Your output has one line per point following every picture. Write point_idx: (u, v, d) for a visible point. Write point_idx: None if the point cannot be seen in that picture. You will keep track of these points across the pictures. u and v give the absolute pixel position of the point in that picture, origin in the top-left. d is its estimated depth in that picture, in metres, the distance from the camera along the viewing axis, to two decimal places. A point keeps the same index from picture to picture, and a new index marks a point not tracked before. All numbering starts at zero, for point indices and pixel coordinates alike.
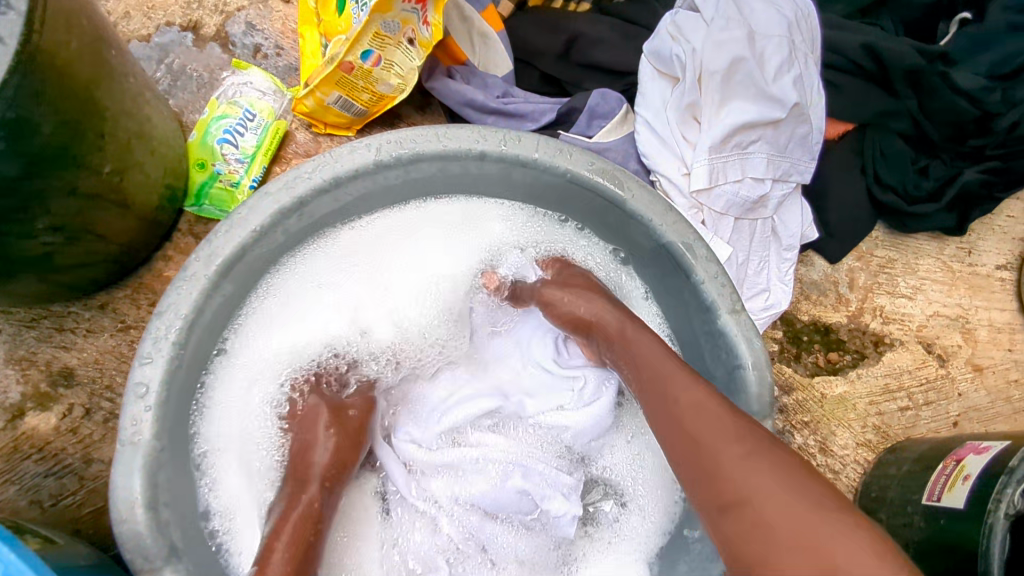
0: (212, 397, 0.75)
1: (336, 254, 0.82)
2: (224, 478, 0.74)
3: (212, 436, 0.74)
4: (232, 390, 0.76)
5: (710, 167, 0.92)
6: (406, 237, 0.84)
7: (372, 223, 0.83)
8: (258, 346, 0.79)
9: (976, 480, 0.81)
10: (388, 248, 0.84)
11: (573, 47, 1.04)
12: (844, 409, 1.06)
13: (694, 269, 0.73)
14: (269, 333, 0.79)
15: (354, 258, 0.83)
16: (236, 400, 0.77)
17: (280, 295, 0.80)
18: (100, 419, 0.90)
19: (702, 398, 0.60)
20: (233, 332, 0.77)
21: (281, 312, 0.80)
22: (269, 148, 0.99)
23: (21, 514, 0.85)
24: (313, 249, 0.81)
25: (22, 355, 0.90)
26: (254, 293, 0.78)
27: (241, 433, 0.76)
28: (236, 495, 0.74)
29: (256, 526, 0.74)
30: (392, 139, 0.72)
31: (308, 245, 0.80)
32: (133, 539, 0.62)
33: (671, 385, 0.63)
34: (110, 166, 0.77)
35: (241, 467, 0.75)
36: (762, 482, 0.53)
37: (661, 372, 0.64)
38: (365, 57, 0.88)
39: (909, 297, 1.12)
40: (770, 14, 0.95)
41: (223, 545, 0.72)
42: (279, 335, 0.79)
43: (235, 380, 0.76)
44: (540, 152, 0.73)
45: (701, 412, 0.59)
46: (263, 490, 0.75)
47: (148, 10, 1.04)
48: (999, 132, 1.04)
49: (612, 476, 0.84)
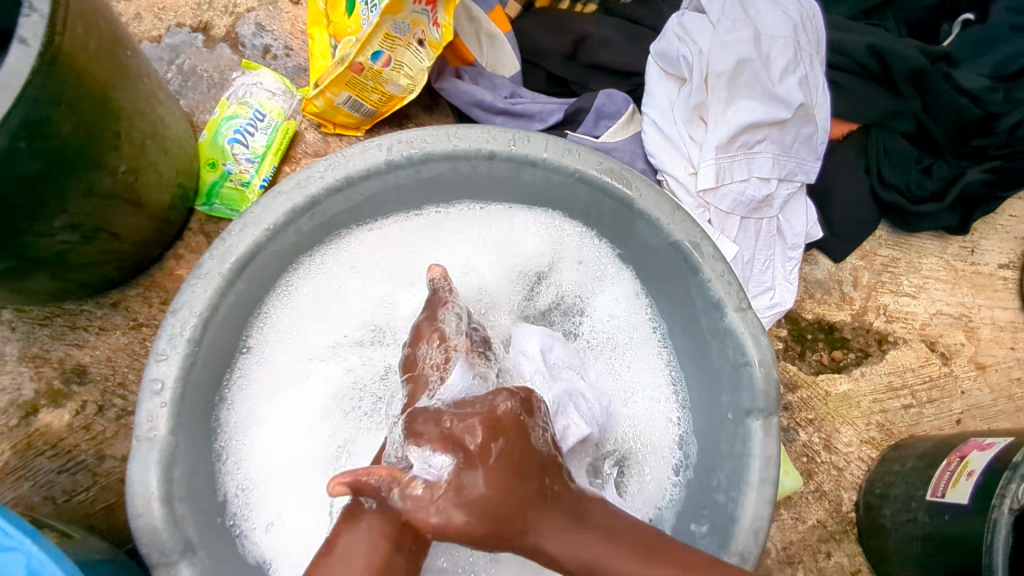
0: (227, 388, 0.77)
1: (352, 250, 0.83)
2: (244, 461, 0.76)
3: (236, 417, 0.77)
4: (255, 378, 0.78)
5: (717, 166, 0.93)
6: (427, 228, 0.86)
7: (387, 224, 0.84)
8: (279, 340, 0.80)
9: (979, 476, 0.82)
10: (417, 244, 0.86)
11: (580, 48, 1.05)
12: (848, 407, 1.07)
13: (702, 267, 0.74)
14: (289, 327, 0.81)
15: (380, 252, 0.84)
16: (259, 386, 0.79)
17: (307, 288, 0.81)
18: (113, 416, 0.91)
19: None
20: (248, 327, 0.78)
21: (302, 305, 0.81)
22: (279, 147, 1.00)
23: (35, 509, 0.86)
24: (334, 246, 0.82)
25: (36, 353, 0.91)
26: (272, 288, 0.79)
27: (265, 415, 0.78)
28: (252, 478, 0.75)
29: (270, 506, 0.74)
30: (403, 139, 0.73)
31: (332, 241, 0.81)
32: (151, 533, 0.64)
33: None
34: (125, 166, 0.78)
35: (260, 450, 0.76)
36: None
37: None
38: (375, 58, 0.89)
39: (912, 296, 1.12)
40: (776, 16, 0.96)
41: (237, 527, 0.73)
42: (304, 325, 0.81)
43: (261, 369, 0.79)
44: (549, 152, 0.74)
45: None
46: (281, 474, 0.76)
47: (159, 11, 1.05)
48: (1001, 132, 1.05)
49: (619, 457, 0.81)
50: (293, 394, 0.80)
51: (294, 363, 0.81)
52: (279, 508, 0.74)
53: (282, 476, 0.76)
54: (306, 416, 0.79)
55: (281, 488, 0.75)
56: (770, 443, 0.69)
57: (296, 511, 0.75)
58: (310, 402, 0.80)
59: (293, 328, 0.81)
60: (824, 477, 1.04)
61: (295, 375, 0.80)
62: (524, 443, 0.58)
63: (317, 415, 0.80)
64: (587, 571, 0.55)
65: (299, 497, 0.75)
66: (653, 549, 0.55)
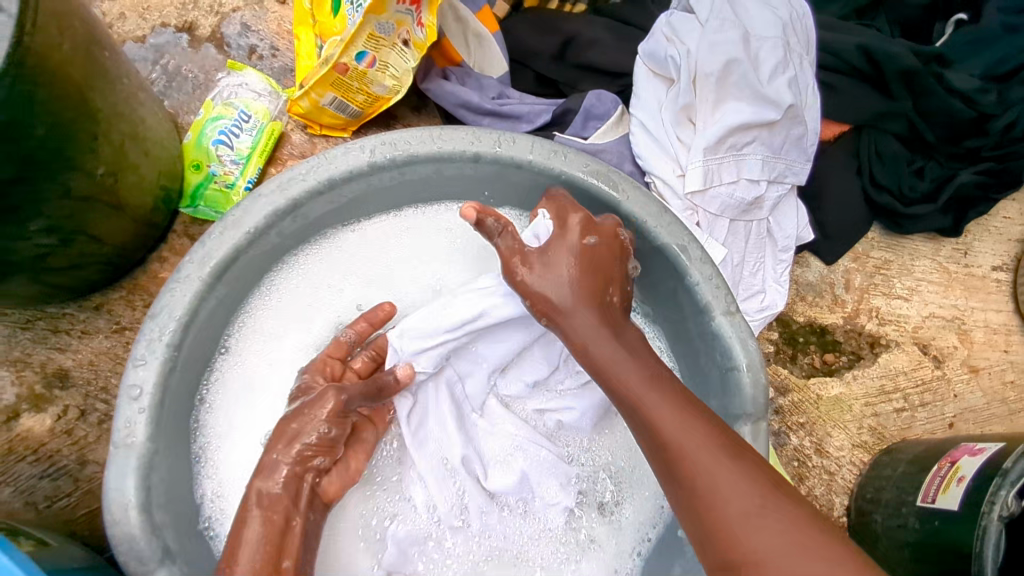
0: (206, 391, 0.76)
1: (332, 252, 0.82)
2: (217, 469, 0.74)
3: (217, 424, 0.75)
4: (228, 384, 0.77)
5: (705, 168, 0.92)
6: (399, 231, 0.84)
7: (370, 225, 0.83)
8: (255, 344, 0.78)
9: (970, 482, 0.81)
10: (394, 247, 0.83)
11: (569, 49, 1.04)
12: (840, 411, 1.06)
13: (689, 271, 0.73)
14: (265, 331, 0.79)
15: (356, 257, 0.82)
16: (234, 391, 0.77)
17: (282, 292, 0.80)
18: (95, 420, 0.90)
19: (705, 443, 0.57)
20: (229, 331, 0.77)
21: (279, 308, 0.80)
22: (264, 150, 0.99)
23: (15, 516, 0.85)
24: (312, 249, 0.81)
25: (17, 356, 0.90)
26: (252, 289, 0.78)
27: (238, 424, 0.76)
28: (226, 488, 0.73)
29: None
30: (387, 141, 0.72)
31: (311, 243, 0.81)
32: (127, 541, 0.63)
33: (656, 416, 0.59)
34: (104, 168, 0.77)
35: (233, 460, 0.75)
36: (772, 532, 0.51)
37: (635, 397, 0.61)
38: (359, 58, 0.88)
39: (905, 298, 1.11)
40: (766, 16, 0.95)
41: (210, 534, 0.72)
42: (277, 331, 0.80)
43: (235, 373, 0.77)
44: (534, 154, 0.73)
45: (696, 450, 0.56)
46: (254, 486, 0.74)
47: (144, 11, 1.03)
48: (994, 133, 1.04)
49: (612, 466, 0.80)
50: (263, 403, 0.77)
51: (267, 369, 0.78)
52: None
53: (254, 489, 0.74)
54: (278, 427, 0.77)
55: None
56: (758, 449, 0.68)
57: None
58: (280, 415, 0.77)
59: (274, 330, 0.79)
60: (815, 482, 1.03)
61: (265, 381, 0.78)
62: (623, 261, 0.68)
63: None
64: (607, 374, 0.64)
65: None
66: (664, 390, 0.61)
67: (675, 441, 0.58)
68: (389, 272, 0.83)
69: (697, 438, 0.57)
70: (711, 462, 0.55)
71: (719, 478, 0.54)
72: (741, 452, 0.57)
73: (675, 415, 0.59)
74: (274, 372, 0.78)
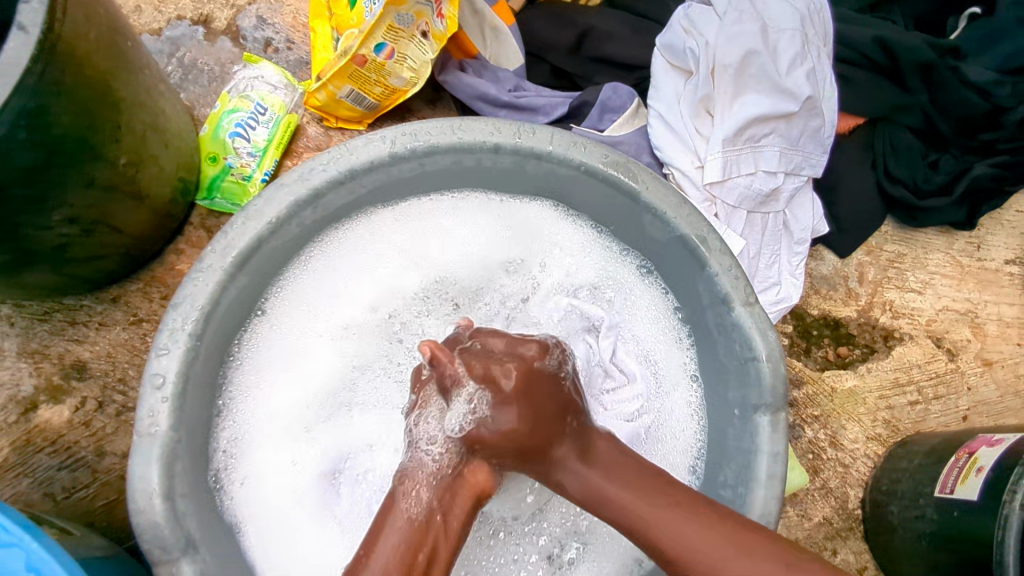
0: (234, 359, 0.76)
1: (376, 230, 0.82)
2: (233, 416, 0.75)
3: (237, 390, 0.76)
4: (261, 339, 0.77)
5: (724, 159, 0.92)
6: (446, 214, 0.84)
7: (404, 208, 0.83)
8: (293, 309, 0.79)
9: (989, 472, 0.81)
10: (439, 228, 0.84)
11: (585, 40, 1.04)
12: (854, 403, 1.06)
13: (709, 261, 0.72)
14: (303, 294, 0.80)
15: (403, 231, 0.83)
16: (261, 357, 0.77)
17: (321, 261, 0.80)
18: (113, 412, 0.90)
19: (693, 533, 0.55)
20: (260, 300, 0.77)
21: (317, 278, 0.80)
22: (281, 141, 0.99)
23: (34, 507, 0.86)
24: (347, 228, 0.81)
25: (36, 348, 0.91)
26: (288, 262, 0.78)
27: (264, 380, 0.77)
28: (242, 435, 0.75)
29: (251, 464, 0.74)
30: (408, 131, 0.72)
31: (344, 223, 0.80)
32: (150, 530, 0.62)
33: (636, 513, 0.57)
34: (126, 157, 0.77)
35: (254, 411, 0.76)
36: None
37: (616, 499, 0.58)
38: (378, 50, 0.88)
39: (918, 291, 1.12)
40: (783, 8, 0.95)
41: (219, 481, 0.73)
42: (308, 303, 0.80)
43: (268, 329, 0.78)
44: (554, 145, 0.73)
45: (693, 546, 0.54)
46: (274, 437, 0.76)
47: (159, 4, 1.04)
48: (1010, 125, 1.04)
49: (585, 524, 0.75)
50: (294, 356, 0.79)
51: (298, 334, 0.79)
52: (261, 469, 0.75)
53: (270, 435, 0.76)
54: (304, 386, 0.78)
55: (269, 449, 0.76)
56: (777, 439, 0.68)
57: (274, 478, 0.75)
58: (316, 375, 0.79)
59: (306, 298, 0.80)
60: (829, 474, 1.04)
61: (295, 350, 0.79)
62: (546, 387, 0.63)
63: (315, 391, 0.78)
64: (599, 491, 0.59)
65: (279, 466, 0.75)
66: (642, 477, 0.60)
67: (677, 546, 0.55)
68: (436, 248, 0.84)
69: (693, 532, 0.55)
70: (696, 537, 0.54)
71: (715, 547, 0.54)
72: (751, 533, 0.55)
73: (641, 492, 0.58)
74: (311, 335, 0.80)
